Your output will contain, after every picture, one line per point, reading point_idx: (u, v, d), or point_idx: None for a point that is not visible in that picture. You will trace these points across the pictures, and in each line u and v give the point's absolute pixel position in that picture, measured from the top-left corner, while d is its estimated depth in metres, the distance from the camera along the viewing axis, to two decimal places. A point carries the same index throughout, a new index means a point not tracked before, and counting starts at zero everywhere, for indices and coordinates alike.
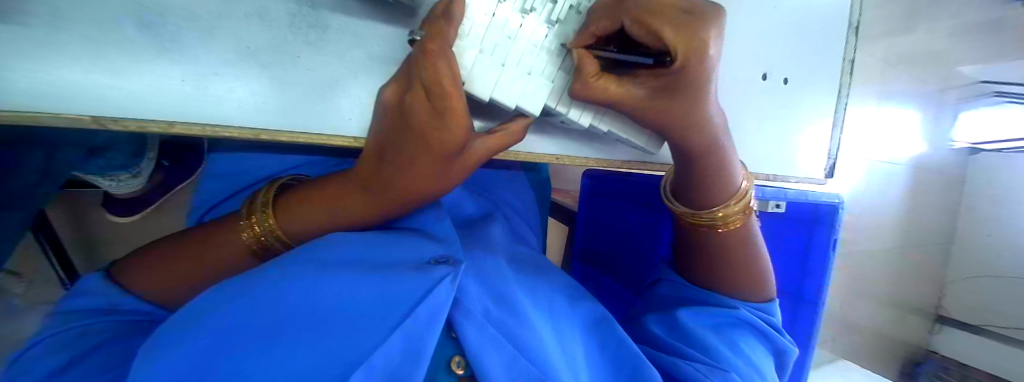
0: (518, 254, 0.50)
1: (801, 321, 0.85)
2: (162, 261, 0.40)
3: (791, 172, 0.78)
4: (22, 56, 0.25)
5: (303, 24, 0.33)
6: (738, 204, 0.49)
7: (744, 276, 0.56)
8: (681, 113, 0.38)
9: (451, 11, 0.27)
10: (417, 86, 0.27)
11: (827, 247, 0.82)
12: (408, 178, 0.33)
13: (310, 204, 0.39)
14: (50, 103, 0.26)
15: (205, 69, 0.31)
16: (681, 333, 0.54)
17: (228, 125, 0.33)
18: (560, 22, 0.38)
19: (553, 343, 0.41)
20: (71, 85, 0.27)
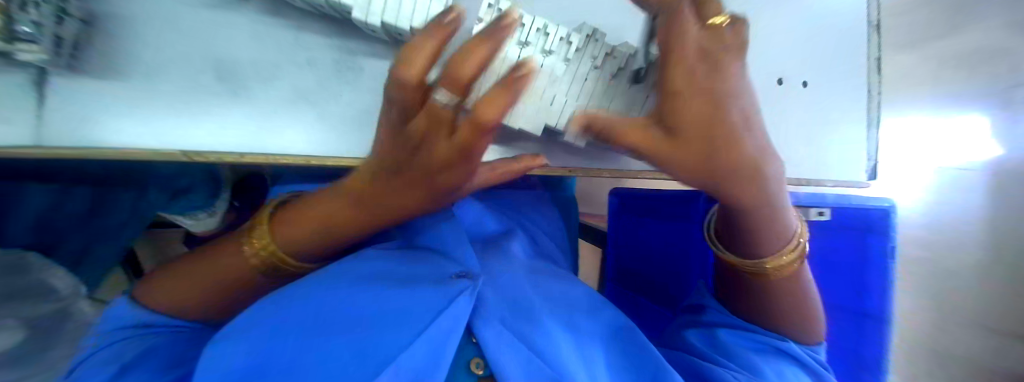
0: (536, 266, 0.52)
1: (865, 340, 0.79)
2: (179, 277, 0.41)
3: (829, 175, 0.74)
4: (136, 105, 0.34)
5: (343, 68, 0.40)
6: (790, 256, 0.44)
7: (798, 314, 0.50)
8: (712, 162, 0.30)
9: (471, 51, 0.20)
10: (427, 144, 0.24)
11: (885, 258, 0.76)
12: (398, 202, 0.32)
13: (305, 219, 0.37)
14: (153, 140, 0.35)
15: (265, 109, 0.37)
16: (719, 347, 0.52)
17: (285, 154, 0.38)
18: (552, 52, 0.41)
19: (572, 351, 0.42)
20: (165, 123, 0.35)
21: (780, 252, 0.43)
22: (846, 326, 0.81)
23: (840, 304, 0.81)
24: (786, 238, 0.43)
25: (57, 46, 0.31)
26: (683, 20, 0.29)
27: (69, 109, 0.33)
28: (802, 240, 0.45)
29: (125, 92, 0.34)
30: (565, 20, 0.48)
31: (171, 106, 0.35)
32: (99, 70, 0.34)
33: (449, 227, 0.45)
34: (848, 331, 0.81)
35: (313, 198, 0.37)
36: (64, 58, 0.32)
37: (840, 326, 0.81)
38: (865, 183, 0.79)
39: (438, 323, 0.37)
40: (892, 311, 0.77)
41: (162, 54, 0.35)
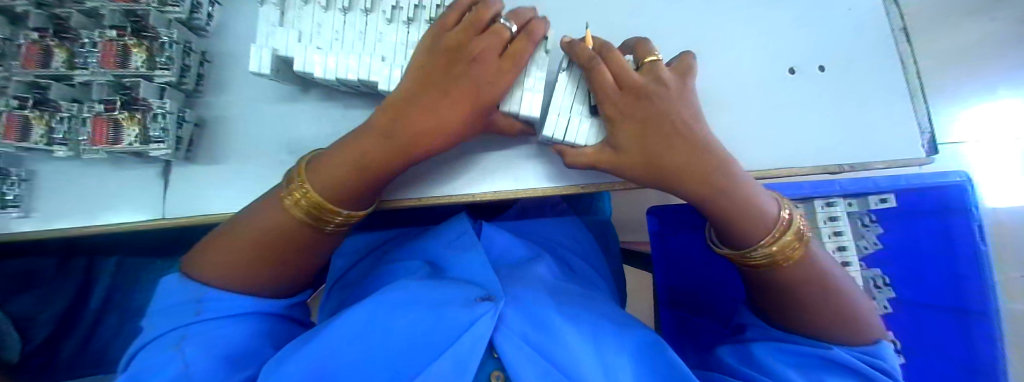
0: (563, 288, 0.54)
1: (972, 345, 0.55)
2: (226, 245, 0.38)
3: (873, 157, 0.53)
4: (233, 178, 0.45)
5: None
6: (789, 234, 0.39)
7: (846, 311, 0.41)
8: (658, 158, 0.39)
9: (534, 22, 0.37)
10: (483, 45, 0.35)
11: (972, 237, 0.56)
12: (432, 121, 0.36)
13: (336, 158, 0.37)
14: (241, 203, 0.44)
15: None
16: (752, 362, 0.41)
17: None
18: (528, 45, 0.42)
19: (591, 362, 0.43)
20: (248, 189, 0.45)
21: (761, 244, 0.39)
22: (942, 325, 0.57)
23: (924, 300, 0.59)
24: (768, 222, 0.39)
25: (177, 143, 0.43)
26: (600, 71, 0.39)
27: (191, 184, 0.45)
28: (795, 224, 0.40)
29: (224, 168, 0.46)
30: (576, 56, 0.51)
31: (258, 179, 0.45)
32: (210, 159, 0.46)
33: (474, 259, 0.49)
34: (943, 335, 0.57)
35: (340, 143, 0.39)
36: (183, 151, 0.44)
37: (931, 328, 0.58)
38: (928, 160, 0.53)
39: (460, 341, 0.38)
40: (995, 301, 0.54)
41: (254, 141, 0.46)
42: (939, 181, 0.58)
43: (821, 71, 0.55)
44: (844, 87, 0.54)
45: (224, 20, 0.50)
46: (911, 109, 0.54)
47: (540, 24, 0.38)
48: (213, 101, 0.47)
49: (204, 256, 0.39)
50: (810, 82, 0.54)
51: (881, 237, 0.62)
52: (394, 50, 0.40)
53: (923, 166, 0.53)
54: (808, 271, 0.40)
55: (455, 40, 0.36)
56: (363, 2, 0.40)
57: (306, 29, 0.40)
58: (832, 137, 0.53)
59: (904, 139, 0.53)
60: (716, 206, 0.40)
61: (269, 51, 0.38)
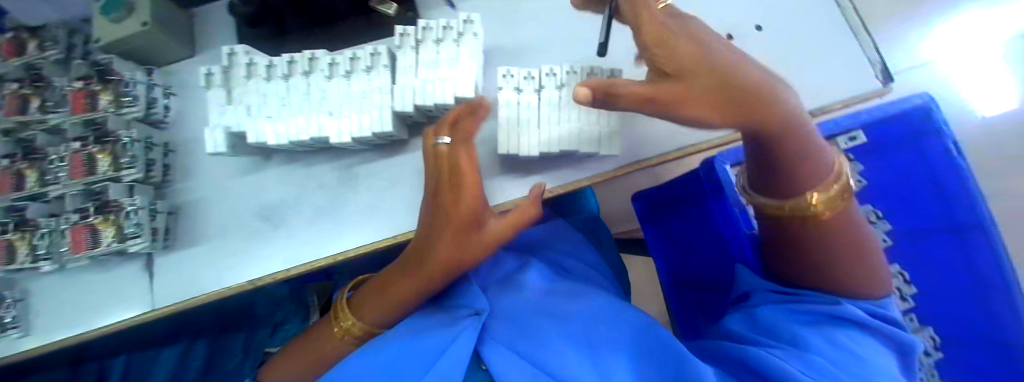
0: (555, 291, 0.54)
1: (974, 262, 0.50)
2: (296, 352, 0.51)
3: (829, 97, 0.54)
4: (215, 255, 0.47)
5: (344, 179, 0.47)
6: (835, 183, 0.30)
7: (859, 265, 0.34)
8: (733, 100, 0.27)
9: (474, 109, 0.37)
10: (445, 176, 0.36)
11: (950, 158, 0.49)
12: (437, 256, 0.39)
13: (375, 295, 0.47)
14: (226, 278, 0.46)
15: (297, 233, 0.46)
16: (761, 326, 0.39)
17: (317, 258, 0.45)
18: (449, 27, 0.42)
19: (580, 358, 0.40)
20: (231, 264, 0.46)
21: (814, 190, 0.30)
22: (942, 246, 0.54)
23: (920, 226, 0.56)
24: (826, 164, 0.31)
25: (153, 234, 0.45)
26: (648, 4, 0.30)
27: (175, 271, 0.47)
28: (843, 175, 0.31)
29: (204, 248, 0.47)
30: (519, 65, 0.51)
31: (240, 251, 0.46)
32: (191, 242, 0.47)
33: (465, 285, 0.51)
34: (948, 258, 0.53)
35: (374, 281, 0.48)
36: (161, 240, 0.46)
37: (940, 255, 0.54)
38: (886, 87, 0.53)
39: (446, 355, 0.39)
40: (988, 213, 0.48)
41: (230, 215, 0.48)
42: (898, 109, 0.50)
43: (758, 30, 0.57)
44: (781, 42, 0.56)
45: (181, 108, 0.52)
46: (858, 41, 0.55)
47: (481, 104, 0.37)
48: (185, 186, 0.49)
49: (285, 361, 0.51)
50: (744, 44, 0.57)
51: (863, 174, 0.59)
52: (339, 103, 0.42)
53: (881, 96, 0.53)
54: (838, 231, 0.33)
55: (438, 167, 0.37)
56: (301, 66, 0.42)
57: (252, 102, 0.42)
58: None
59: (851, 77, 0.54)
60: (781, 160, 0.29)
61: (222, 129, 0.41)
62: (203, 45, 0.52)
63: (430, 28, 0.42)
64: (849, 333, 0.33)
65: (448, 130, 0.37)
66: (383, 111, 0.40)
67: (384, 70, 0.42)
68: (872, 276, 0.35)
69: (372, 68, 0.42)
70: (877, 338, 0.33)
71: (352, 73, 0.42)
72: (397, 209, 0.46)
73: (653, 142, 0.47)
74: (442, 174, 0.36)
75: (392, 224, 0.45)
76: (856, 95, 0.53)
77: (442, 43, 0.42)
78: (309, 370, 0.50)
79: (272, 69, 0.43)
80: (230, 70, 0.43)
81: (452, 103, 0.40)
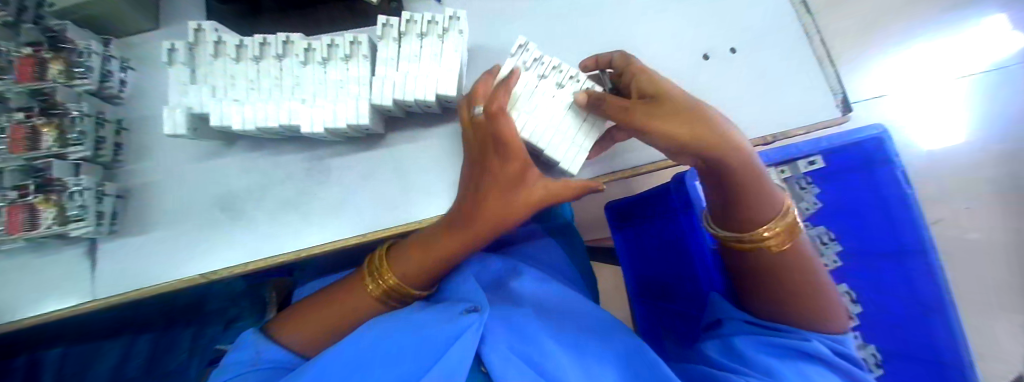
0: (546, 301, 0.59)
1: (916, 286, 0.56)
2: (302, 317, 0.48)
3: (794, 122, 0.56)
4: (166, 245, 0.43)
5: (313, 171, 0.45)
6: (782, 222, 0.37)
7: (818, 294, 0.40)
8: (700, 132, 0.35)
9: (507, 83, 0.37)
10: (489, 142, 0.36)
11: (900, 186, 0.55)
12: (482, 216, 0.38)
13: (404, 256, 0.43)
14: (176, 269, 0.43)
15: (259, 224, 0.44)
16: (733, 352, 0.41)
17: (278, 254, 0.42)
18: (434, 22, 0.40)
19: (574, 368, 0.47)
20: (184, 255, 0.43)
21: (765, 224, 0.37)
22: (889, 271, 0.59)
23: (869, 251, 0.61)
24: (775, 209, 0.37)
25: (98, 219, 0.41)
26: (638, 64, 0.41)
27: (119, 259, 0.43)
28: (790, 214, 0.38)
29: (154, 237, 0.44)
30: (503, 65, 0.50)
31: (195, 242, 0.43)
32: (139, 228, 0.44)
33: (467, 284, 0.52)
34: (892, 283, 0.59)
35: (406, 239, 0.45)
36: (107, 225, 0.42)
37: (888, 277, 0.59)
38: (845, 118, 0.56)
39: (447, 356, 0.41)
40: (930, 238, 0.54)
41: (186, 203, 0.45)
42: (856, 138, 0.54)
43: (732, 52, 0.58)
44: (755, 66, 0.58)
45: (140, 85, 0.48)
46: (822, 71, 0.57)
47: (504, 88, 0.37)
48: (138, 168, 0.46)
49: (286, 323, 0.48)
50: (722, 64, 0.58)
51: (819, 197, 0.63)
52: (313, 91, 0.40)
53: (839, 124, 0.56)
54: (795, 258, 0.39)
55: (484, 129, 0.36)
56: (274, 48, 0.39)
57: (219, 83, 0.40)
58: (749, 112, 0.56)
59: (815, 105, 0.56)
60: (736, 190, 0.35)
61: (182, 110, 0.38)
62: (170, 19, 0.49)
63: (415, 21, 0.40)
64: (816, 369, 0.37)
65: (479, 103, 0.39)
66: (360, 103, 0.38)
67: (364, 61, 0.40)
68: (827, 311, 0.41)
69: (351, 57, 0.40)
70: (834, 372, 0.37)
71: (328, 62, 0.40)
72: (366, 207, 0.44)
73: (626, 154, 0.48)
74: (485, 137, 0.37)
75: (362, 222, 0.44)
76: (816, 122, 0.56)
77: (426, 38, 0.40)
78: (313, 341, 0.48)
79: (242, 49, 0.40)
80: (196, 48, 0.40)
81: (433, 101, 0.39)
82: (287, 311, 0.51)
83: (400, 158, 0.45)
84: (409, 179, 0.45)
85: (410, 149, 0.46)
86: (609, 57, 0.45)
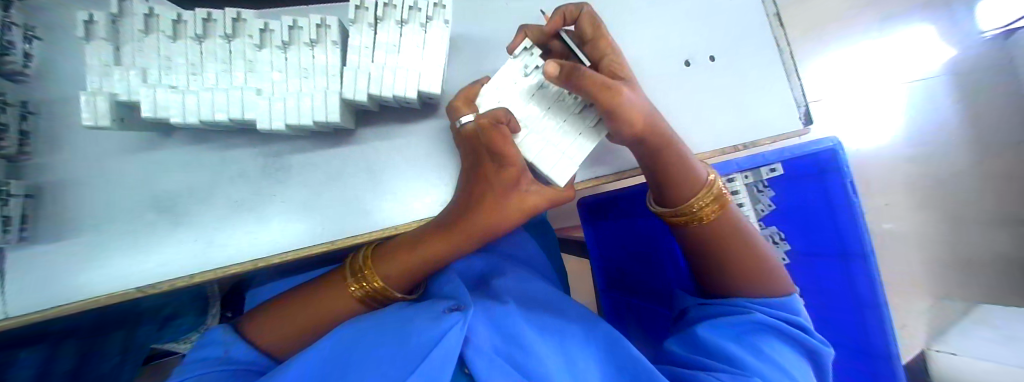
0: (528, 296, 0.61)
1: (856, 284, 0.63)
2: (280, 315, 0.47)
3: (763, 131, 0.61)
4: (91, 253, 0.38)
5: (271, 170, 0.41)
6: (709, 196, 0.43)
7: (761, 274, 0.47)
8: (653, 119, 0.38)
9: (506, 117, 0.36)
10: (484, 152, 0.36)
11: (847, 195, 0.62)
12: (473, 224, 0.39)
13: (385, 260, 0.44)
14: (105, 281, 0.37)
15: (207, 228, 0.39)
16: (699, 347, 0.46)
17: (233, 263, 0.38)
18: (415, 8, 0.36)
19: (560, 367, 0.49)
20: (115, 265, 0.38)
21: (690, 198, 0.42)
22: (831, 270, 0.67)
23: (813, 251, 0.69)
24: (698, 185, 0.43)
25: (5, 225, 0.34)
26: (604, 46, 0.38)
27: (26, 271, 0.36)
28: (715, 187, 0.43)
29: (74, 244, 0.37)
30: (481, 59, 0.47)
31: (130, 248, 0.38)
32: (54, 234, 0.37)
33: (451, 284, 0.53)
34: (836, 279, 0.66)
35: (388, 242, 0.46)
36: (15, 232, 0.35)
37: (827, 275, 0.68)
38: (804, 131, 0.63)
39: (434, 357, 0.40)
40: (871, 246, 0.61)
41: (116, 203, 0.39)
42: (814, 149, 0.63)
43: (712, 60, 0.60)
44: (730, 76, 0.60)
45: (49, 60, 0.40)
46: (789, 85, 0.63)
47: (501, 115, 0.36)
48: (50, 160, 0.38)
49: (261, 323, 0.47)
50: (700, 72, 0.59)
51: (773, 199, 0.70)
52: (270, 79, 0.35)
53: (801, 135, 0.63)
54: (728, 230, 0.45)
55: (472, 137, 0.36)
56: (221, 27, 0.34)
57: (153, 65, 0.34)
58: (724, 119, 0.60)
59: (782, 116, 0.62)
60: (660, 170, 0.41)
61: (105, 97, 0.32)
62: None
63: (394, 5, 0.36)
64: (769, 342, 0.45)
65: (468, 110, 0.38)
66: (328, 97, 0.34)
67: (333, 48, 0.35)
68: (772, 282, 0.48)
69: (317, 42, 0.35)
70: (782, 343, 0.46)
71: (290, 47, 0.35)
72: (334, 211, 0.42)
73: (610, 161, 0.49)
74: (478, 144, 0.37)
75: (330, 227, 0.41)
76: (784, 133, 0.62)
77: (407, 26, 0.37)
78: (292, 342, 0.47)
79: (180, 25, 0.34)
80: (121, 20, 0.33)
81: (413, 97, 0.36)
82: (261, 308, 0.50)
83: (374, 157, 0.43)
84: (383, 181, 0.43)
85: (384, 147, 0.43)
86: (577, 13, 0.39)
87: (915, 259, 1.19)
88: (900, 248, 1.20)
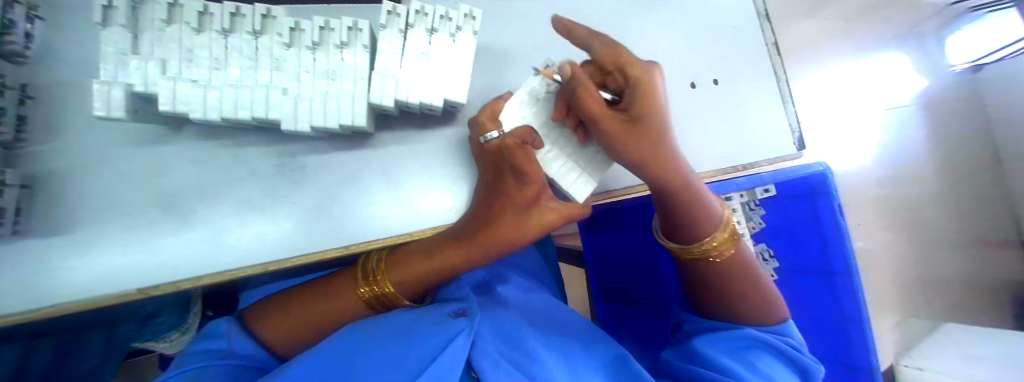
0: (530, 304, 0.60)
1: (841, 303, 0.66)
2: (283, 313, 0.46)
3: (762, 154, 0.63)
4: (86, 252, 0.35)
5: (285, 171, 0.40)
6: (726, 233, 0.45)
7: (761, 297, 0.49)
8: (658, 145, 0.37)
9: (532, 137, 0.36)
10: (506, 168, 0.37)
11: (834, 215, 0.66)
12: (491, 237, 0.39)
13: (397, 265, 0.44)
14: (101, 280, 0.35)
15: (216, 228, 0.38)
16: (694, 358, 0.47)
17: (242, 265, 0.37)
18: (444, 18, 0.37)
19: (564, 374, 0.48)
20: (113, 264, 0.36)
21: (708, 237, 0.44)
22: (818, 287, 0.69)
23: (799, 268, 0.71)
24: (715, 223, 0.44)
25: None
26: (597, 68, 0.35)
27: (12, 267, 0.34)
28: (731, 224, 0.46)
29: (69, 240, 0.35)
30: (499, 69, 0.48)
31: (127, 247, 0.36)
32: (42, 227, 0.35)
33: (458, 289, 0.53)
34: (820, 297, 0.69)
35: (398, 247, 0.46)
36: (8, 225, 0.33)
37: (812, 292, 0.70)
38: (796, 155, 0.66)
39: (439, 359, 0.40)
40: (855, 265, 0.64)
41: (118, 200, 0.37)
42: (802, 173, 0.67)
43: (717, 83, 0.62)
44: (732, 99, 0.62)
45: (51, 44, 0.38)
46: (785, 111, 0.65)
47: (522, 132, 0.36)
48: (47, 151, 0.36)
49: (264, 317, 0.46)
50: (705, 94, 0.61)
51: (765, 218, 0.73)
52: (296, 78, 0.35)
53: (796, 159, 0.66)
54: (735, 265, 0.47)
55: (495, 153, 0.37)
56: (249, 22, 0.33)
57: (173, 56, 0.33)
58: (726, 140, 0.62)
59: (779, 141, 0.65)
60: (682, 209, 0.42)
61: (121, 87, 0.30)
62: None
63: (426, 13, 0.36)
64: (764, 360, 0.46)
65: (494, 126, 0.37)
66: (357, 103, 0.34)
67: (362, 51, 0.35)
68: (773, 305, 0.49)
69: (347, 45, 0.35)
70: (777, 357, 0.47)
71: (318, 48, 0.35)
72: (348, 214, 0.41)
73: (620, 176, 0.50)
74: (501, 160, 0.37)
75: (342, 231, 0.40)
76: (780, 156, 0.65)
77: (438, 34, 0.37)
78: (293, 340, 0.46)
79: (205, 17, 0.33)
80: (141, 7, 0.32)
81: (439, 106, 0.36)
82: (261, 302, 0.48)
83: (391, 161, 0.42)
84: (398, 187, 0.42)
85: (401, 152, 0.43)
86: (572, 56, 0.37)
87: (889, 280, 1.25)
88: (878, 269, 1.25)
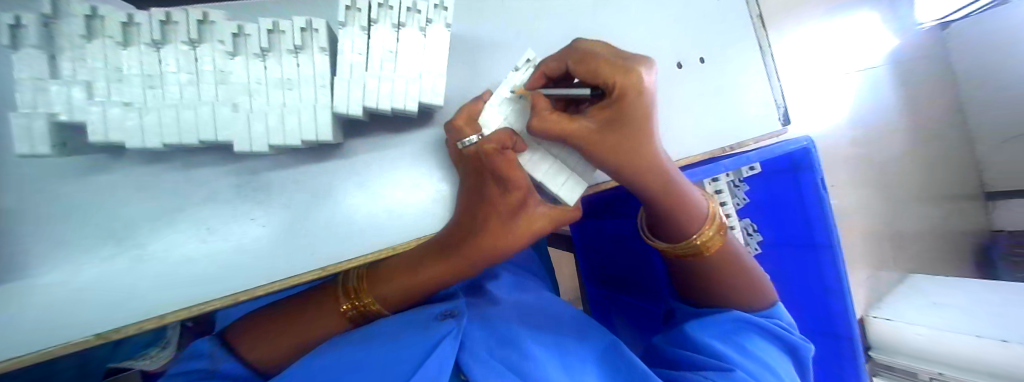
0: (524, 301, 0.57)
1: (823, 274, 0.67)
2: (263, 333, 0.44)
3: (747, 134, 0.63)
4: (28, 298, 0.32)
5: (247, 191, 0.37)
6: (713, 228, 0.44)
7: (748, 285, 0.49)
8: (632, 146, 0.33)
9: (511, 141, 0.33)
10: (488, 174, 0.34)
11: (816, 190, 0.65)
12: (477, 247, 0.37)
13: (384, 281, 0.42)
14: None
15: (176, 260, 0.35)
16: (687, 342, 0.47)
17: (210, 297, 0.34)
18: (409, 10, 0.34)
19: (559, 371, 0.47)
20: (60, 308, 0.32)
21: (695, 234, 0.43)
22: (802, 259, 0.70)
23: (783, 240, 0.73)
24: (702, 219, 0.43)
25: None
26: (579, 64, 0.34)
27: None
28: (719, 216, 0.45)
29: None
30: (474, 61, 0.44)
31: (76, 294, 0.32)
32: None
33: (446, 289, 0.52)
34: (802, 270, 0.70)
35: (382, 261, 0.43)
36: None
37: (795, 265, 0.72)
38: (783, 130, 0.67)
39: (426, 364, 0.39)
40: (836, 237, 0.65)
41: (62, 241, 0.33)
42: (788, 149, 0.62)
43: (703, 61, 0.60)
44: (719, 79, 0.61)
45: None
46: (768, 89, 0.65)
47: (498, 137, 0.33)
48: None
49: (245, 338, 0.44)
50: (692, 75, 0.59)
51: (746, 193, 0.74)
52: (246, 90, 0.31)
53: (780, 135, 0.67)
54: (725, 257, 0.47)
55: (475, 158, 0.34)
56: (183, 30, 0.29)
57: (100, 76, 0.28)
58: (714, 121, 0.60)
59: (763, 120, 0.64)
60: (667, 208, 0.40)
61: (42, 117, 0.26)
62: None
63: (390, 6, 0.33)
64: (754, 342, 0.47)
65: (472, 130, 0.35)
66: (319, 113, 0.31)
67: (321, 55, 0.32)
68: (759, 291, 0.50)
69: (302, 49, 0.32)
70: (763, 335, 0.48)
71: (269, 54, 0.31)
72: (324, 233, 0.38)
73: None
74: (482, 166, 0.34)
75: (320, 252, 0.37)
76: (769, 132, 0.65)
77: (406, 30, 0.34)
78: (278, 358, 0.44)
79: (132, 29, 0.29)
80: (57, 23, 0.27)
81: (413, 109, 0.34)
82: (243, 320, 0.46)
83: (363, 171, 0.40)
84: (375, 198, 0.40)
85: (376, 162, 0.40)
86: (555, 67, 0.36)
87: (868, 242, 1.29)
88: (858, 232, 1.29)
